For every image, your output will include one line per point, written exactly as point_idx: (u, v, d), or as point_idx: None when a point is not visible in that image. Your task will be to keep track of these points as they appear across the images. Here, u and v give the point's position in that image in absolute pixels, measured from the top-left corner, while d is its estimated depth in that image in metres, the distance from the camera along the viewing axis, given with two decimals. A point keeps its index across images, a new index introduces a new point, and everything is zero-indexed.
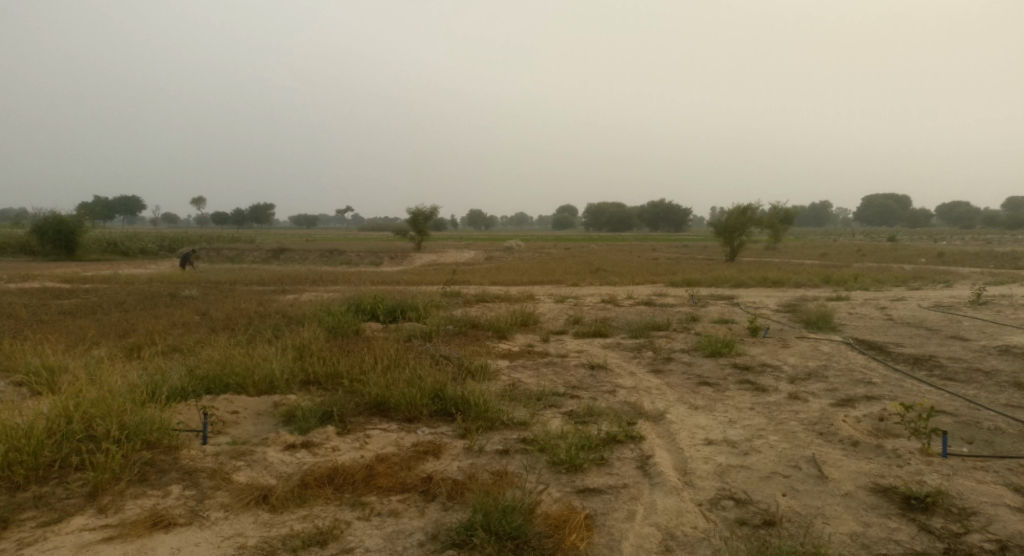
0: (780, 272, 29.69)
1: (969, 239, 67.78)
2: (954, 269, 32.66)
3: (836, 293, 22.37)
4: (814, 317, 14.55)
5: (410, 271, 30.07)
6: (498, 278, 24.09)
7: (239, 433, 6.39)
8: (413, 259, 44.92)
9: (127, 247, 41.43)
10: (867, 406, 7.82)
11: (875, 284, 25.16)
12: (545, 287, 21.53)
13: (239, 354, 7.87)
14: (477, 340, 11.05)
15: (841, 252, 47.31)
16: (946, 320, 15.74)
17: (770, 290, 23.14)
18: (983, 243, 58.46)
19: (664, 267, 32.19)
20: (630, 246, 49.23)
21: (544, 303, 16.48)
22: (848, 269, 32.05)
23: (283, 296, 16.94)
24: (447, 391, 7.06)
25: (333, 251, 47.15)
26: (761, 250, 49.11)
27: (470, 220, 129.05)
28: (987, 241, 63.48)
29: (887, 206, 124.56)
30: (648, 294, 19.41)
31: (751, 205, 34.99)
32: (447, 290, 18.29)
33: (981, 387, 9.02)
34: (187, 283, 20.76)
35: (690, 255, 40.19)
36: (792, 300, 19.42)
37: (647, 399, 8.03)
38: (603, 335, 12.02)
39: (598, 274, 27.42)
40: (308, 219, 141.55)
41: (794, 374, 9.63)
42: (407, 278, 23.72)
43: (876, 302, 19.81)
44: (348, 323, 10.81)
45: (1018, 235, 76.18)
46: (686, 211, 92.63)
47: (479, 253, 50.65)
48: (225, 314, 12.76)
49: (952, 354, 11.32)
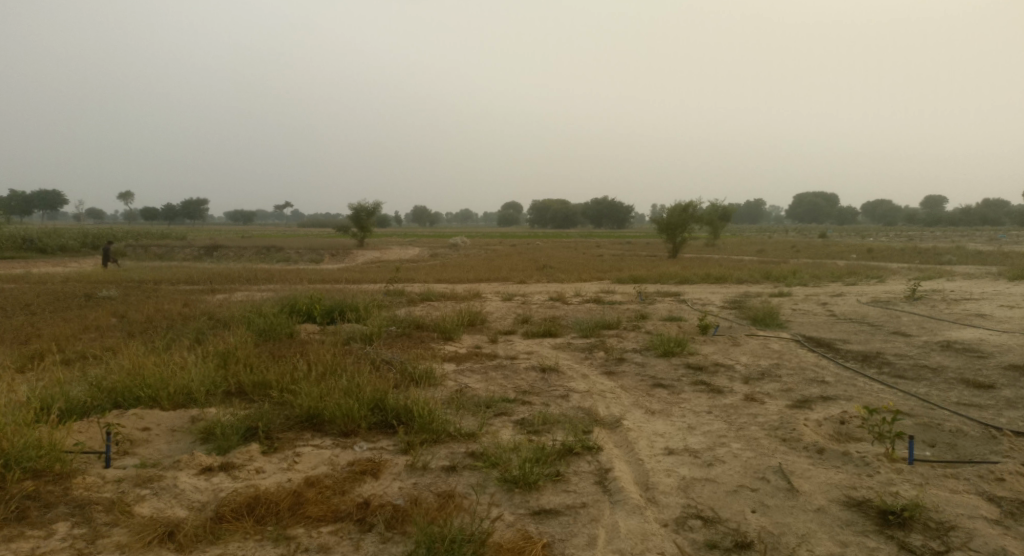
0: (723, 268, 29.89)
1: (894, 236, 70.11)
2: (886, 265, 33.53)
3: (779, 289, 22.49)
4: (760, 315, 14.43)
5: (350, 268, 29.19)
6: (442, 275, 23.48)
7: (149, 453, 5.71)
8: (353, 257, 43.88)
9: (48, 245, 39.23)
10: (826, 408, 7.55)
11: (814, 280, 25.50)
12: (490, 284, 21.06)
13: (154, 363, 7.12)
14: (420, 341, 10.48)
15: (777, 249, 48.22)
16: (888, 316, 15.87)
17: (715, 287, 23.15)
18: (910, 240, 60.46)
19: (609, 263, 32.12)
20: (574, 243, 49.16)
21: (490, 302, 15.97)
22: (786, 265, 32.55)
23: (214, 296, 16.00)
24: (388, 401, 6.47)
25: (271, 247, 45.66)
26: (701, 247, 49.69)
27: (412, 217, 127.54)
28: (915, 237, 65.75)
29: (818, 204, 128.34)
30: (595, 291, 19.14)
31: (692, 202, 35.22)
32: (388, 289, 17.59)
33: (933, 385, 8.89)
34: (107, 282, 19.51)
35: (633, 252, 40.29)
36: (737, 297, 19.40)
37: (601, 404, 7.59)
38: (552, 335, 11.59)
39: (543, 271, 27.10)
40: (244, 214, 137.84)
41: (748, 374, 9.35)
42: (346, 276, 22.90)
43: (818, 298, 19.95)
44: (281, 325, 10.10)
45: (942, 231, 79.35)
46: (626, 208, 93.54)
47: (422, 250, 49.98)
48: (146, 317, 11.84)
49: (899, 350, 11.26)
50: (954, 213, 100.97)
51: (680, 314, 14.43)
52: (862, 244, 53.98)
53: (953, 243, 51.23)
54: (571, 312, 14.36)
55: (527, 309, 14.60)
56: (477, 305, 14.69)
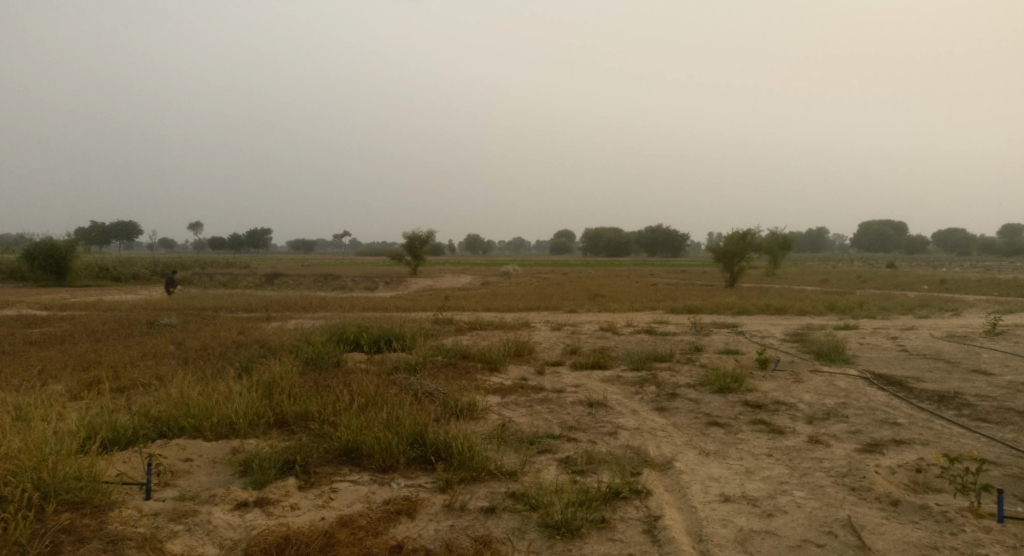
0: (783, 299, 28.93)
1: (966, 266, 67.10)
2: (959, 297, 31.95)
3: (844, 322, 21.50)
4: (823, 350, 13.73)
5: (404, 296, 29.33)
6: (493, 304, 23.31)
7: (188, 485, 5.59)
8: (408, 285, 44.22)
9: (119, 273, 40.71)
10: (899, 453, 6.99)
11: (881, 312, 24.38)
12: (541, 313, 20.76)
13: (199, 392, 7.06)
14: (466, 372, 10.25)
15: (840, 279, 46.58)
16: (963, 352, 14.92)
17: (775, 318, 22.33)
18: (984, 270, 57.69)
19: (664, 293, 31.45)
20: (628, 271, 48.45)
21: (539, 331, 15.68)
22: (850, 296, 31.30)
23: (267, 323, 16.15)
24: (428, 435, 6.24)
25: (329, 275, 46.44)
26: (760, 277, 48.38)
27: (468, 245, 128.53)
28: (991, 268, 62.77)
29: (885, 233, 124.16)
30: (649, 321, 18.65)
31: (750, 231, 34.34)
32: (437, 317, 17.49)
33: (1019, 431, 8.18)
34: (167, 309, 19.98)
35: (689, 281, 39.48)
36: (798, 329, 18.63)
37: (652, 443, 7.20)
38: (602, 367, 11.22)
39: (596, 300, 26.66)
40: (306, 242, 141.30)
41: (811, 414, 8.79)
42: (399, 304, 22.94)
43: (886, 332, 18.98)
44: (328, 354, 10.03)
45: (1020, 262, 75.58)
46: (683, 236, 92.22)
47: (476, 278, 50.09)
48: (199, 344, 11.97)
49: (978, 391, 10.48)
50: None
51: (738, 347, 13.87)
52: (932, 275, 51.76)
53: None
54: (623, 343, 13.96)
55: (578, 339, 14.25)
56: (527, 335, 14.42)
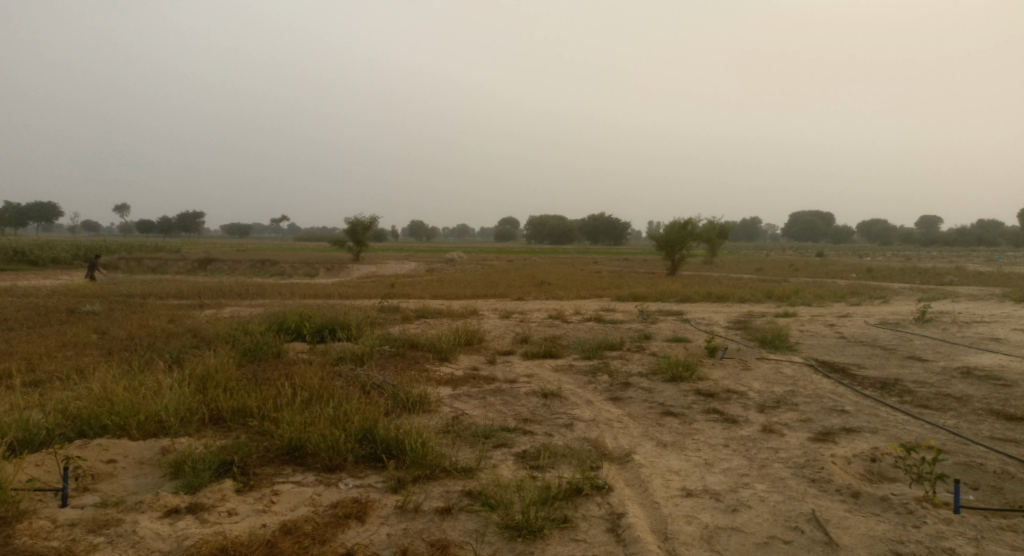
0: (723, 286, 29.43)
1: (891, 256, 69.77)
2: (888, 285, 33.07)
3: (784, 309, 21.93)
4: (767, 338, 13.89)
5: (345, 283, 28.68)
6: (437, 290, 22.93)
7: (112, 490, 5.16)
8: (349, 272, 43.37)
9: (39, 257, 38.63)
10: (851, 442, 7.00)
11: (817, 300, 24.99)
12: (488, 300, 20.53)
13: (125, 388, 6.56)
14: (415, 362, 9.93)
15: (774, 267, 47.78)
16: (899, 339, 15.33)
17: (717, 306, 22.64)
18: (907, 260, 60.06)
19: (608, 280, 31.61)
20: (571, 259, 48.62)
21: (487, 319, 15.42)
22: (787, 284, 32.07)
23: (201, 311, 15.44)
24: (379, 430, 5.92)
25: (267, 260, 45.23)
26: (700, 265, 49.25)
27: (409, 231, 127.22)
28: (915, 257, 65.47)
29: (815, 223, 128.26)
30: (596, 309, 18.61)
31: (690, 219, 34.80)
32: (382, 304, 17.06)
33: (961, 417, 8.33)
34: (93, 296, 18.97)
35: (631, 269, 39.81)
36: (740, 317, 18.90)
37: (608, 435, 7.04)
38: (553, 356, 11.04)
39: (541, 288, 26.57)
40: (241, 226, 137.39)
41: (762, 402, 8.79)
42: (340, 291, 22.35)
43: (824, 319, 19.42)
44: (268, 344, 9.56)
45: (939, 252, 79.16)
46: (624, 224, 93.25)
47: (419, 265, 49.54)
48: (127, 334, 11.30)
49: (918, 377, 10.70)
50: (952, 233, 100.75)
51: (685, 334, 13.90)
52: (862, 264, 53.55)
53: (954, 263, 50.81)
54: (572, 332, 13.85)
55: (525, 327, 14.07)
56: (474, 323, 14.15)
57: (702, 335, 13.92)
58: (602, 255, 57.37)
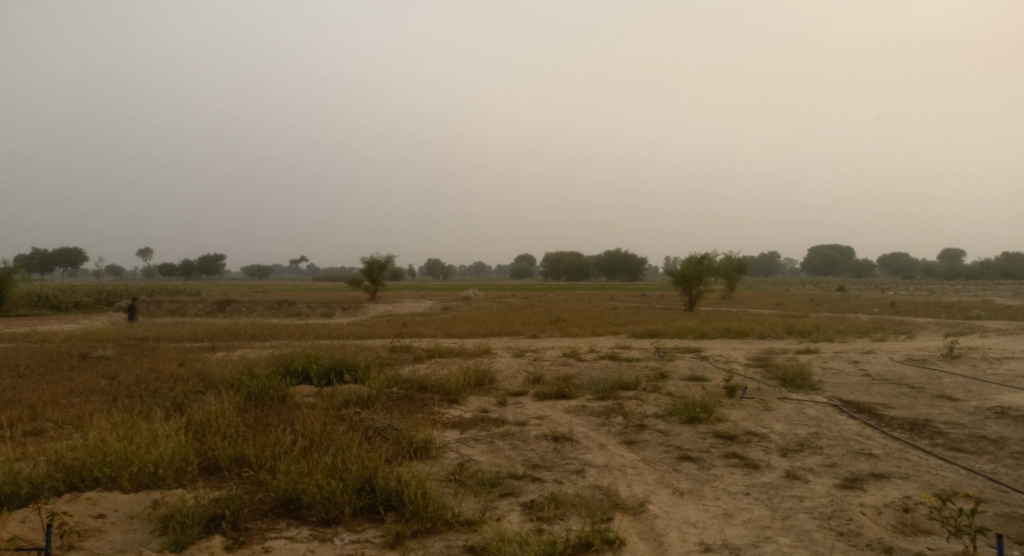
0: (742, 322, 28.95)
1: (912, 290, 68.69)
2: (912, 319, 32.38)
3: (805, 345, 21.40)
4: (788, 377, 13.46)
5: (360, 323, 28.53)
6: (451, 330, 22.68)
7: (97, 547, 4.92)
8: (365, 311, 43.34)
9: (60, 301, 38.97)
10: (880, 489, 6.60)
11: (839, 335, 24.44)
12: (502, 339, 20.24)
13: (120, 437, 6.36)
14: (423, 405, 9.65)
15: (794, 302, 47.12)
16: (926, 376, 14.81)
17: (736, 342, 22.17)
18: (930, 293, 59.06)
19: (625, 317, 31.23)
20: (588, 295, 48.32)
21: (499, 358, 15.11)
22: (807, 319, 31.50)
23: (212, 354, 15.28)
24: (378, 480, 5.66)
25: (285, 301, 45.40)
26: (718, 300, 48.72)
27: (427, 269, 127.57)
28: (938, 291, 64.43)
29: (835, 258, 127.16)
30: (612, 346, 18.26)
31: (707, 254, 34.46)
32: (393, 344, 16.82)
33: (997, 461, 7.87)
34: (106, 340, 18.92)
35: (648, 306, 39.38)
36: (759, 353, 18.44)
37: (621, 482, 6.70)
38: (566, 397, 10.71)
39: (557, 325, 26.26)
40: (261, 267, 138.58)
41: (785, 446, 8.38)
42: (354, 332, 22.15)
43: (847, 355, 18.91)
44: (272, 388, 9.34)
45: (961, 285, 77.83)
46: (641, 260, 92.89)
47: (435, 303, 49.45)
48: (133, 378, 11.14)
49: (948, 417, 10.24)
50: (975, 265, 99.36)
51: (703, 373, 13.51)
52: (881, 298, 52.74)
53: (978, 296, 49.92)
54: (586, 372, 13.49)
55: (538, 367, 13.74)
56: (485, 363, 13.86)
57: (721, 373, 13.52)
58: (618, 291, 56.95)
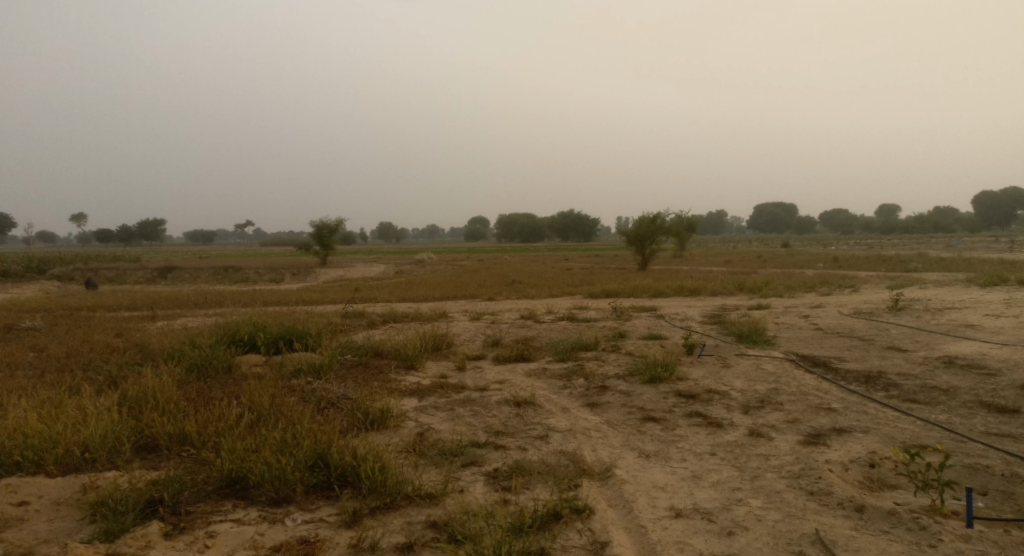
0: (694, 280, 29.12)
1: (853, 246, 70.64)
2: (856, 273, 33.13)
3: (757, 302, 21.65)
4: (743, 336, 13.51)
5: (311, 288, 27.90)
6: (404, 294, 22.24)
7: (19, 538, 4.69)
8: (315, 277, 42.54)
9: None
10: (844, 445, 6.58)
11: (789, 290, 24.82)
12: (456, 302, 19.97)
13: (46, 416, 6.02)
14: (378, 372, 9.34)
15: (740, 259, 47.90)
16: (875, 329, 15.08)
17: (689, 300, 22.30)
18: (870, 248, 60.77)
19: (579, 277, 31.28)
20: (542, 256, 48.25)
21: (455, 322, 14.81)
22: (757, 276, 31.95)
23: (152, 324, 14.62)
24: (333, 455, 5.45)
25: (234, 268, 44.26)
26: (669, 259, 49.23)
27: (378, 233, 125.88)
28: (875, 246, 66.31)
29: (780, 215, 129.76)
30: (568, 307, 18.15)
31: (659, 213, 34.59)
32: (346, 310, 16.38)
33: (952, 411, 7.96)
34: (38, 311, 17.97)
35: (602, 265, 39.49)
36: (713, 311, 18.53)
37: (587, 446, 6.55)
38: (525, 359, 10.51)
39: (512, 287, 26.09)
40: (206, 233, 134.92)
41: (746, 403, 8.34)
42: (303, 297, 21.58)
43: (797, 310, 19.20)
44: (217, 358, 8.92)
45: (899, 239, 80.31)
46: (592, 220, 93.23)
47: (387, 267, 48.87)
48: (67, 351, 10.55)
49: (901, 369, 10.38)
50: (912, 220, 102.53)
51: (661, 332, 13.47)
52: (825, 253, 54.01)
53: (915, 250, 51.56)
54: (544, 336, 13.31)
55: (494, 330, 13.50)
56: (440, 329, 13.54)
57: (679, 332, 13.50)
58: (571, 251, 57.05)
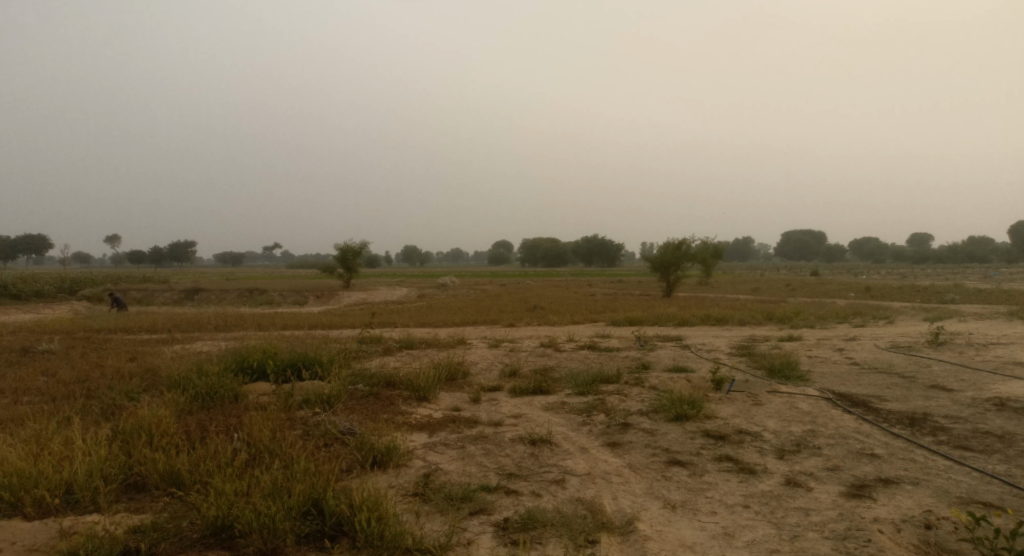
0: (721, 308, 28.36)
1: (883, 275, 69.17)
2: (889, 304, 32.14)
3: (787, 333, 20.87)
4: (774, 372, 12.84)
5: (333, 311, 27.66)
6: (424, 320, 21.88)
7: None
8: (338, 300, 42.45)
9: (20, 289, 37.42)
10: (893, 499, 5.96)
11: (820, 321, 23.99)
12: (477, 328, 19.49)
13: (29, 451, 5.63)
14: (388, 403, 8.87)
15: (768, 287, 46.95)
16: (915, 365, 14.29)
17: (717, 330, 21.61)
18: (903, 278, 59.35)
19: (604, 303, 30.70)
20: (565, 282, 47.73)
21: (473, 350, 14.34)
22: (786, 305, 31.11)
23: (167, 347, 14.32)
24: (328, 502, 4.98)
25: (260, 289, 44.36)
26: (695, 285, 48.43)
27: (403, 256, 126.38)
28: (906, 275, 64.90)
29: (808, 243, 128.03)
30: (591, 335, 17.56)
31: (685, 240, 33.96)
32: (363, 336, 15.96)
33: (1009, 461, 7.28)
34: (57, 332, 17.83)
35: (627, 291, 38.84)
36: (742, 342, 17.87)
37: (607, 494, 6.00)
38: (544, 392, 9.97)
39: (535, 313, 25.57)
40: (235, 255, 136.58)
41: (781, 446, 7.72)
42: (323, 321, 21.26)
43: (831, 343, 18.41)
44: (222, 387, 8.51)
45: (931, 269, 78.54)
46: (617, 246, 92.61)
47: (411, 291, 48.73)
48: (74, 375, 10.22)
49: (948, 410, 9.66)
50: (945, 251, 100.40)
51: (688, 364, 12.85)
52: (855, 282, 52.78)
53: (951, 281, 50.24)
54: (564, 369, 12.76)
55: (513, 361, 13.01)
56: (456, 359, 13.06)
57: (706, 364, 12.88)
58: (595, 277, 56.49)
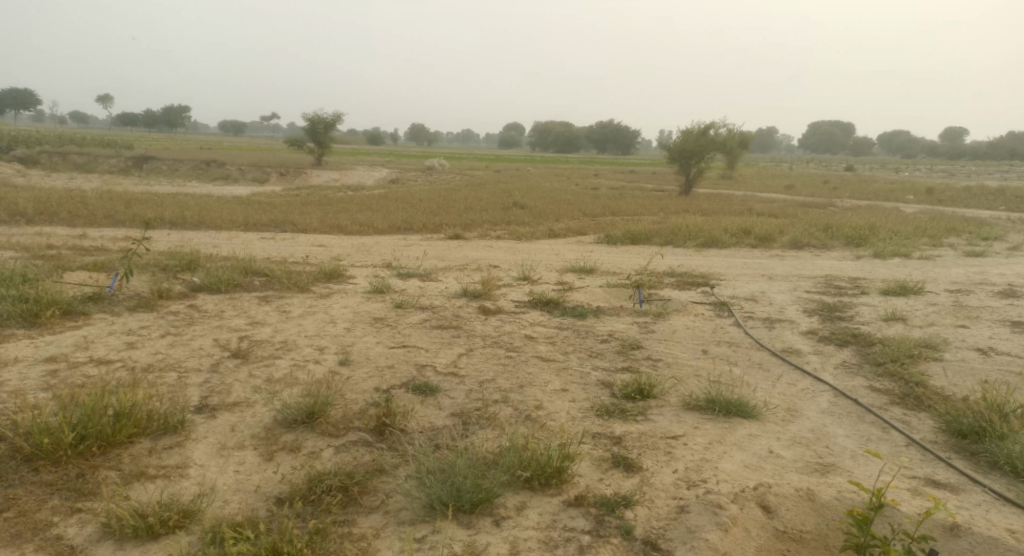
0: (759, 217, 19.97)
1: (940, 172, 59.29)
2: (986, 216, 23.66)
3: (874, 279, 12.64)
4: (943, 495, 4.96)
5: (211, 201, 19.65)
6: (302, 241, 13.97)
7: None
8: (277, 182, 34.31)
9: None
10: None
11: (913, 249, 15.67)
12: (350, 262, 11.50)
13: None
14: None
15: (809, 184, 38.10)
16: None
17: (756, 268, 13.42)
18: (966, 176, 49.78)
19: (598, 202, 22.36)
20: (563, 170, 39.07)
21: (241, 376, 6.50)
22: (847, 213, 22.76)
23: None
24: None
25: (196, 157, 36.23)
26: (719, 180, 39.64)
27: (408, 133, 116.74)
28: (968, 173, 55.13)
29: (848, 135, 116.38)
30: (534, 296, 9.55)
31: (713, 122, 25.07)
32: (82, 297, 8.20)
33: None
34: None
35: (635, 186, 30.26)
36: (812, 317, 9.88)
37: None
38: None
39: (485, 219, 17.43)
40: (229, 123, 127.48)
41: None
42: (126, 234, 13.29)
43: (967, 312, 10.24)
44: None
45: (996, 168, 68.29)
46: (635, 133, 82.73)
47: (378, 173, 40.38)
48: None
49: None
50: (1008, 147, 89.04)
51: (720, 477, 4.96)
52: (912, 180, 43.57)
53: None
54: (400, 466, 4.98)
55: (273, 454, 5.17)
56: (140, 435, 5.25)
57: (768, 476, 5.00)
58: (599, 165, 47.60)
